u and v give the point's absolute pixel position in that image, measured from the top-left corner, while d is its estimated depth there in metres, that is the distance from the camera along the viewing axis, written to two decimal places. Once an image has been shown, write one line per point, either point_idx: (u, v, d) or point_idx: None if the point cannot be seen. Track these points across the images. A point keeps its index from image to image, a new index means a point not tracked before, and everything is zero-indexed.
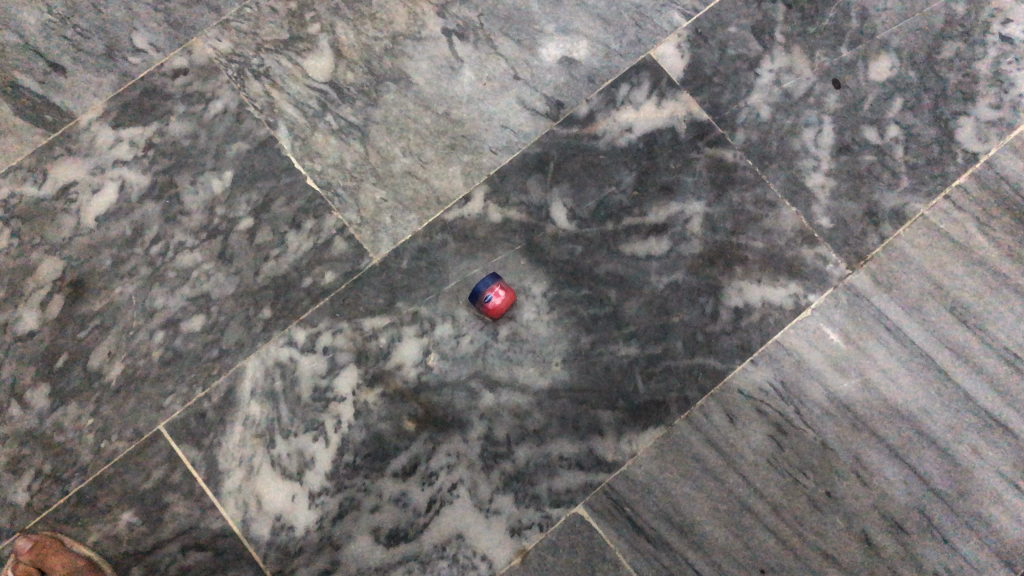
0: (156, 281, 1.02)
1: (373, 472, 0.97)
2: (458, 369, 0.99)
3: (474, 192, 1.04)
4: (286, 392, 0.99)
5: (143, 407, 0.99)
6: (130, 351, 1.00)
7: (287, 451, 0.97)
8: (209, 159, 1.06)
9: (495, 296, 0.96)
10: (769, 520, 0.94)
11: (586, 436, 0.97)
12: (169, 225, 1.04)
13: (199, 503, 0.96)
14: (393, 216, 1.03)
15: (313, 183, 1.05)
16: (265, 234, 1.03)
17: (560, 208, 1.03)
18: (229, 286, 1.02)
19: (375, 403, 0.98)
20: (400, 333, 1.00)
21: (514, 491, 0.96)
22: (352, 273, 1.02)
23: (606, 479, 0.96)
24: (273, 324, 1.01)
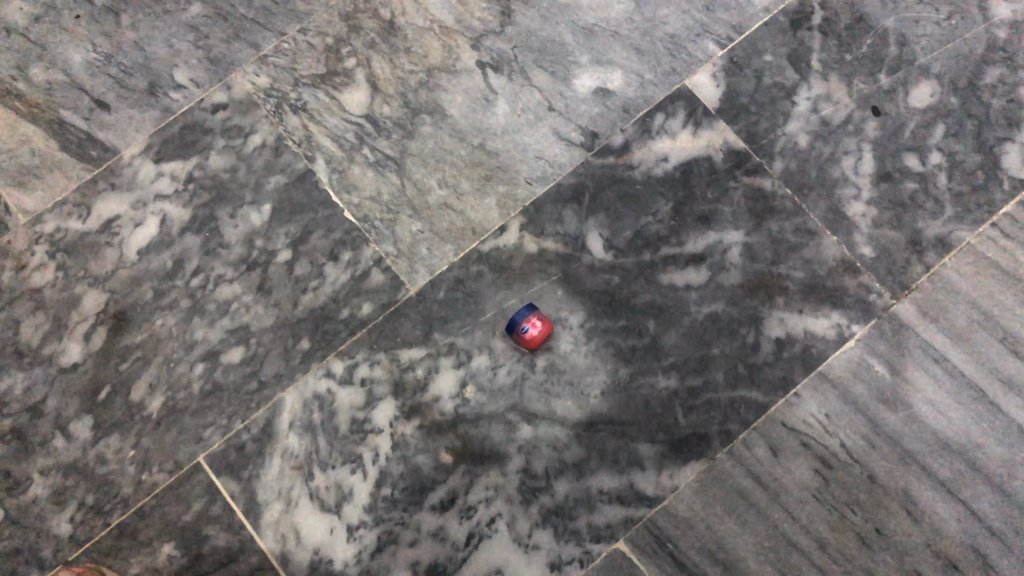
0: (196, 313, 1.03)
1: (412, 506, 0.96)
2: (496, 401, 0.98)
3: (510, 223, 1.04)
4: (324, 424, 0.99)
5: (183, 439, 0.99)
6: (171, 382, 1.01)
7: (325, 484, 0.97)
8: (248, 192, 1.07)
9: (531, 327, 0.96)
10: (816, 557, 0.92)
11: (626, 470, 0.95)
12: (209, 257, 1.05)
13: (239, 535, 0.96)
14: (429, 248, 1.04)
15: (350, 215, 1.05)
16: (303, 267, 1.04)
17: (597, 238, 1.03)
18: (267, 318, 1.03)
19: (413, 435, 0.98)
20: (437, 365, 1.00)
21: (553, 526, 0.95)
22: (389, 305, 1.02)
23: (647, 514, 0.94)
24: (311, 356, 1.01)
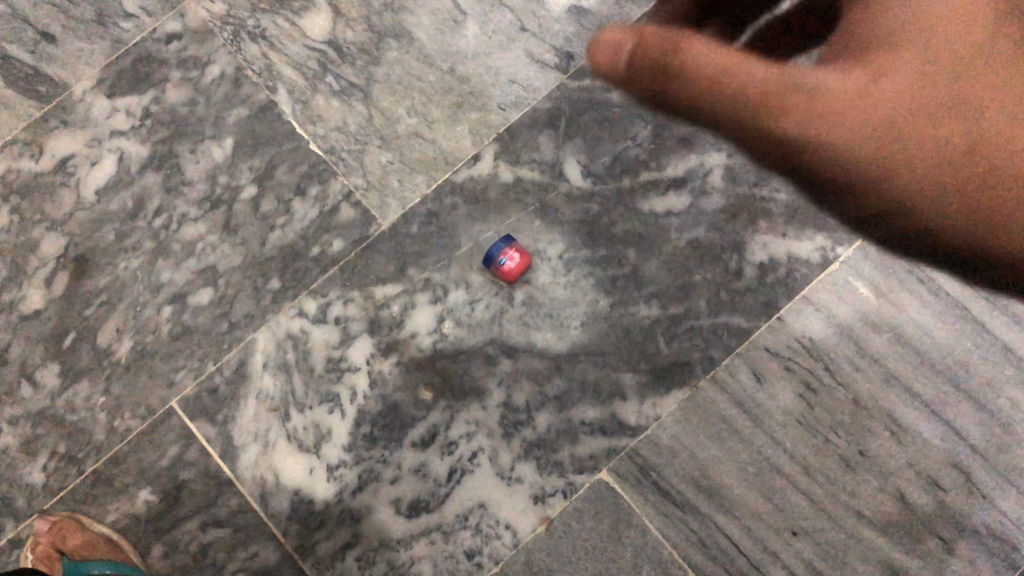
0: (161, 255, 1.00)
1: (392, 443, 0.95)
2: (474, 336, 0.96)
3: (484, 151, 1.00)
4: (299, 364, 0.96)
5: (154, 384, 0.97)
6: (139, 326, 0.98)
7: (303, 424, 0.95)
8: (208, 127, 1.02)
9: (509, 260, 0.93)
10: (799, 481, 0.91)
11: (608, 400, 0.94)
12: (171, 196, 1.01)
13: (217, 479, 0.94)
14: (400, 180, 1.00)
15: (317, 148, 1.01)
16: (270, 203, 1.00)
17: (574, 165, 0.99)
18: (235, 258, 0.99)
19: (391, 373, 0.96)
20: (412, 301, 0.97)
21: (536, 458, 0.94)
22: (361, 240, 0.99)
23: (630, 444, 0.93)
24: (282, 295, 0.98)
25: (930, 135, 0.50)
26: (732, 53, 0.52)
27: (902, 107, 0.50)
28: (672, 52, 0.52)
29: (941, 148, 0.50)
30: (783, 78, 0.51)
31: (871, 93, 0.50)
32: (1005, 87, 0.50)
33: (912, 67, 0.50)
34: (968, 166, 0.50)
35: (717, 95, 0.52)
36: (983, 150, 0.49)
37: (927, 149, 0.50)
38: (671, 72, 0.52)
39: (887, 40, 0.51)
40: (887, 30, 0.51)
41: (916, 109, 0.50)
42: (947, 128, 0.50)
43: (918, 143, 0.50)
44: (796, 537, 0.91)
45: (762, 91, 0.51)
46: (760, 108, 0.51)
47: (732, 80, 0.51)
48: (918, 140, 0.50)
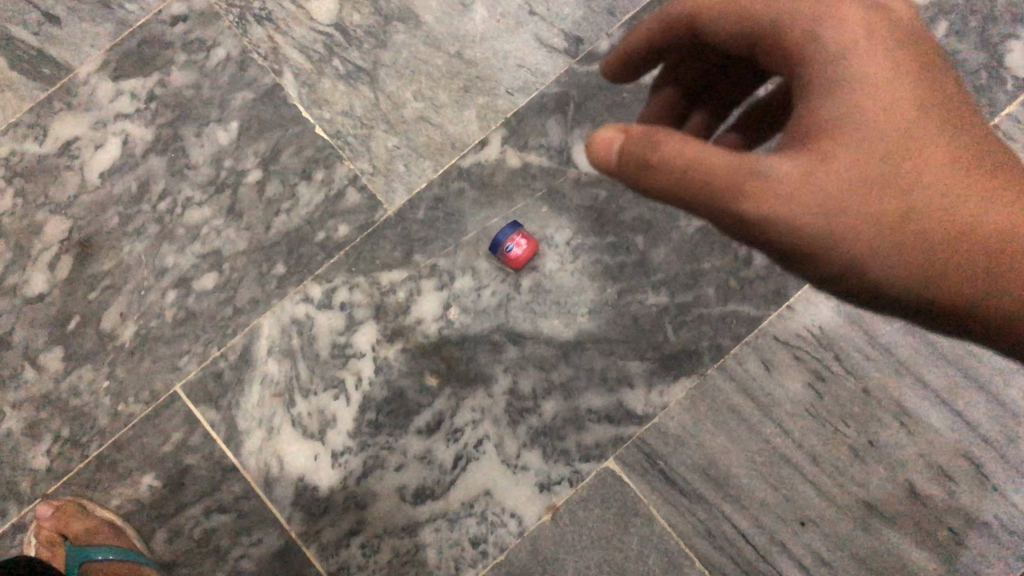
0: (165, 239, 0.99)
1: (397, 430, 0.94)
2: (480, 323, 0.95)
3: (491, 136, 0.99)
4: (303, 349, 0.96)
5: (158, 369, 0.96)
6: (143, 311, 0.98)
7: (307, 410, 0.94)
8: (213, 110, 1.01)
9: (515, 246, 0.93)
10: (808, 470, 0.91)
11: (615, 388, 0.93)
12: (176, 180, 1.00)
13: (221, 464, 0.94)
14: (406, 165, 0.99)
15: (323, 132, 1.00)
16: (275, 187, 0.99)
17: (582, 151, 0.98)
18: (240, 242, 0.99)
19: (396, 359, 0.95)
20: (418, 287, 0.96)
21: (542, 446, 0.93)
22: (367, 225, 0.98)
23: (637, 432, 0.93)
24: (287, 280, 0.97)
25: (890, 206, 0.56)
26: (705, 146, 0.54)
27: (860, 185, 0.55)
28: (649, 150, 0.56)
29: (901, 217, 0.56)
30: (756, 164, 0.54)
31: (833, 176, 0.55)
32: (940, 157, 0.57)
33: (863, 147, 0.56)
34: (925, 229, 0.56)
35: (699, 188, 0.55)
36: (937, 213, 0.56)
37: (892, 218, 0.55)
38: (651, 166, 0.56)
39: (840, 124, 0.56)
40: (836, 119, 0.56)
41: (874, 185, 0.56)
42: (902, 198, 0.56)
43: (883, 214, 0.56)
44: (804, 527, 0.90)
45: (740, 174, 0.54)
46: (741, 190, 0.54)
47: (708, 172, 0.54)
48: (885, 210, 0.56)
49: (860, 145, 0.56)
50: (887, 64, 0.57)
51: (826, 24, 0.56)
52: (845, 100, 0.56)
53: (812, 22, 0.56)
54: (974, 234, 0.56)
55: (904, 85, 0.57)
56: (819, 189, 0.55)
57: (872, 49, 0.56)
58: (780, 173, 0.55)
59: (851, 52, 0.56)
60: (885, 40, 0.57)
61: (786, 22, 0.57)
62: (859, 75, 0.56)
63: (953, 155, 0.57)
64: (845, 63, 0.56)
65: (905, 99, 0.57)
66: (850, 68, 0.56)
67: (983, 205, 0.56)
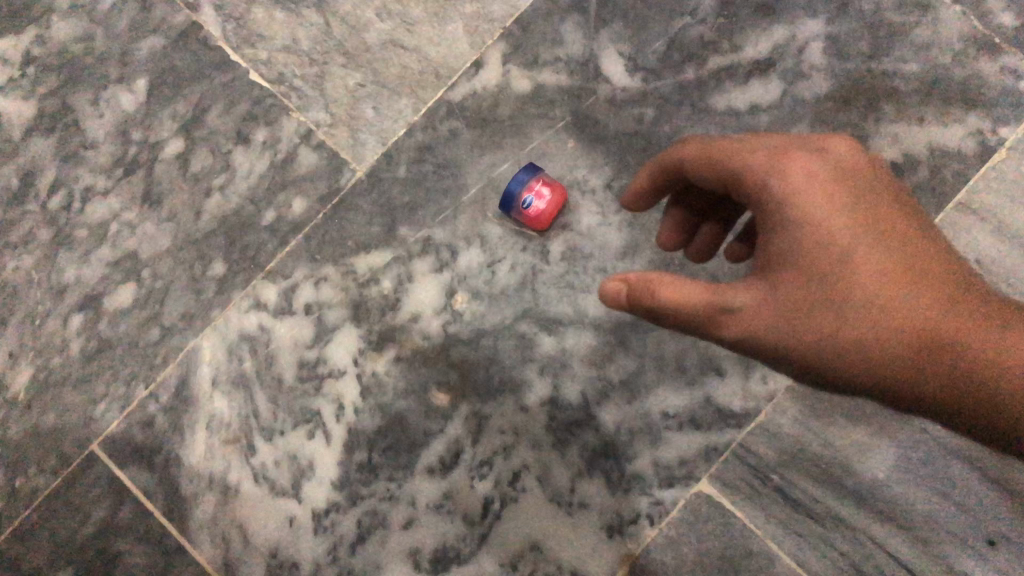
0: (61, 246, 0.71)
1: (399, 472, 0.67)
2: (499, 311, 0.68)
3: (487, 55, 0.72)
4: (261, 375, 0.69)
5: (66, 424, 0.69)
6: (40, 347, 0.70)
7: (274, 458, 0.68)
8: (111, 67, 0.73)
9: (536, 199, 0.66)
10: (994, 466, 0.60)
11: (699, 380, 0.65)
12: (69, 165, 0.72)
13: (163, 546, 0.67)
14: (376, 107, 0.72)
15: (259, 78, 0.73)
16: (202, 159, 0.72)
17: (613, 59, 0.72)
18: (162, 239, 0.71)
19: (389, 375, 0.68)
20: (409, 272, 0.70)
21: (604, 472, 0.65)
22: (330, 195, 0.71)
23: (737, 438, 0.64)
24: (229, 282, 0.71)
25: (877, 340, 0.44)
26: (672, 282, 0.47)
27: (841, 319, 0.44)
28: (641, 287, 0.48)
29: (891, 357, 0.44)
30: (721, 299, 0.46)
31: (805, 316, 0.45)
32: (937, 281, 0.45)
33: (841, 283, 0.44)
34: (924, 366, 0.44)
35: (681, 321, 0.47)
36: (935, 348, 0.44)
37: (878, 358, 0.44)
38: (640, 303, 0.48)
39: (808, 258, 0.45)
40: (806, 248, 0.45)
41: (855, 322, 0.44)
42: (895, 336, 0.44)
43: (868, 355, 0.44)
44: (994, 549, 0.60)
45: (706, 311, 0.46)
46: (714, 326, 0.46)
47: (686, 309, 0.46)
48: (870, 349, 0.44)
49: (837, 281, 0.44)
50: (860, 195, 0.46)
51: (783, 157, 0.46)
52: (814, 234, 0.45)
53: (762, 157, 0.46)
54: (990, 366, 0.44)
55: (882, 206, 0.46)
56: (786, 332, 0.45)
57: (846, 176, 0.46)
58: (742, 314, 0.45)
59: (812, 183, 0.45)
60: (853, 165, 0.47)
61: (736, 158, 0.47)
62: (825, 207, 0.45)
63: (953, 279, 0.46)
64: (806, 193, 0.45)
65: (887, 221, 0.46)
66: (814, 200, 0.45)
67: (994, 334, 0.44)
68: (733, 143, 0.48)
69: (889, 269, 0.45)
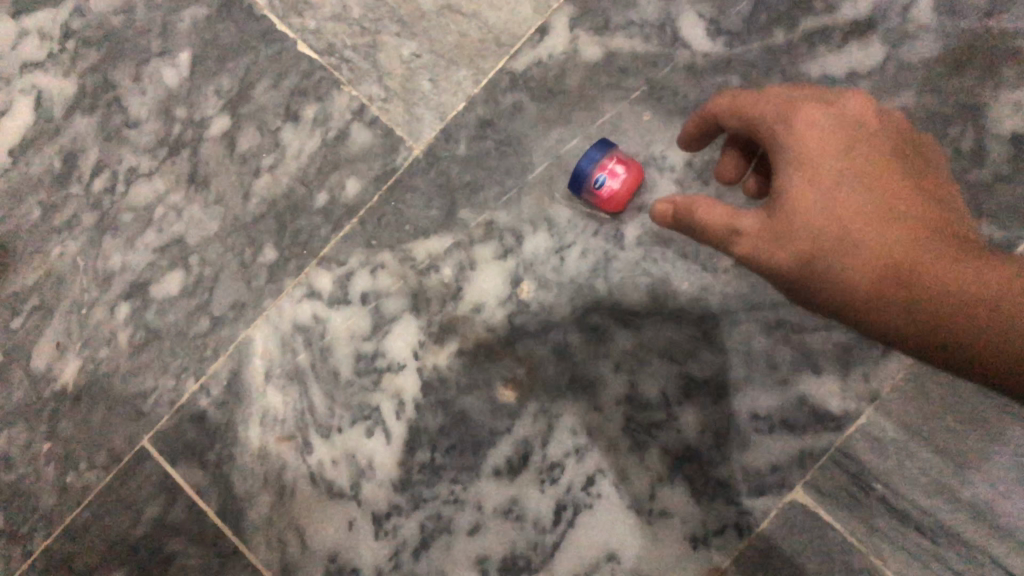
0: (106, 232, 0.68)
1: (465, 474, 0.63)
2: (570, 302, 0.64)
3: (553, 19, 0.66)
4: (316, 369, 0.65)
5: (116, 419, 0.66)
6: (87, 338, 0.67)
7: (331, 457, 0.64)
8: (153, 39, 0.69)
9: (609, 177, 0.60)
10: None
11: (791, 378, 0.60)
12: (112, 145, 0.68)
13: (217, 547, 0.64)
14: (433, 79, 0.67)
15: (308, 50, 0.68)
16: (249, 137, 0.68)
17: (693, 22, 0.65)
18: (209, 223, 0.67)
19: (452, 369, 0.64)
20: (471, 258, 0.65)
21: (688, 478, 0.60)
22: (386, 175, 0.67)
23: (836, 444, 0.59)
24: (281, 270, 0.67)
25: (856, 264, 0.48)
26: (703, 204, 0.52)
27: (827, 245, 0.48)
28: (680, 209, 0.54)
29: (861, 281, 0.48)
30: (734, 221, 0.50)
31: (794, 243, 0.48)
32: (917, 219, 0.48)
33: (825, 214, 0.48)
34: (889, 290, 0.47)
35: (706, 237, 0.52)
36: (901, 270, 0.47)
37: (850, 282, 0.48)
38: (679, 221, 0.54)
39: (802, 187, 0.48)
40: (804, 183, 0.48)
41: (835, 250, 0.48)
42: (869, 260, 0.47)
43: (841, 278, 0.48)
44: None
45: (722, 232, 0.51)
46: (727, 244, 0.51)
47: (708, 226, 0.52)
48: (846, 274, 0.48)
49: (821, 213, 0.48)
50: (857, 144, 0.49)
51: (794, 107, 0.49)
52: (806, 169, 0.48)
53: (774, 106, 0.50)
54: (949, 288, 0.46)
55: (880, 154, 0.49)
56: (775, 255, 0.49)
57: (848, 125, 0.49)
58: (744, 236, 0.50)
59: (811, 125, 0.49)
60: (859, 117, 0.50)
61: (752, 108, 0.52)
62: (818, 147, 0.48)
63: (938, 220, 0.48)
64: (803, 132, 0.49)
65: (882, 166, 0.49)
66: (812, 142, 0.48)
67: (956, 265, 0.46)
68: (754, 96, 0.52)
69: (873, 206, 0.48)
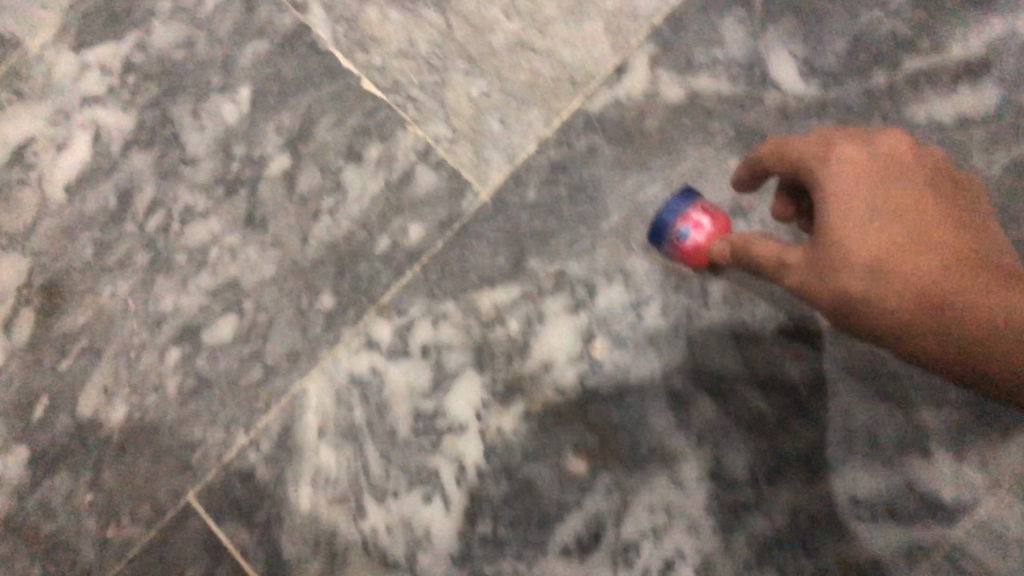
0: (158, 273, 0.65)
1: (529, 548, 0.58)
2: (647, 364, 0.59)
3: (633, 58, 0.62)
4: (373, 427, 0.61)
5: (162, 471, 0.63)
6: (135, 384, 0.64)
7: (386, 523, 0.60)
8: (214, 74, 0.66)
9: (693, 229, 0.55)
10: None
11: (896, 461, 0.55)
12: (168, 183, 0.66)
13: None
14: (503, 120, 0.63)
15: (373, 87, 0.65)
16: (309, 178, 0.65)
17: (785, 62, 0.60)
18: (265, 267, 0.64)
19: (517, 433, 0.59)
20: (540, 312, 0.61)
21: (779, 566, 0.55)
22: (451, 221, 0.63)
23: (946, 536, 0.54)
24: (338, 319, 0.63)
25: (899, 297, 0.43)
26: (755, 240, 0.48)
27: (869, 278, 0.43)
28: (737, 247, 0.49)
29: (898, 320, 0.43)
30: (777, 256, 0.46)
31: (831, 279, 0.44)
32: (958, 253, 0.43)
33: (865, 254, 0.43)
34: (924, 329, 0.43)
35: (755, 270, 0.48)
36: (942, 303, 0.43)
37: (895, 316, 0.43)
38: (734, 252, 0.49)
39: (842, 220, 0.43)
40: (843, 215, 0.43)
41: (873, 287, 0.43)
42: (912, 292, 0.43)
43: (883, 311, 0.43)
44: None
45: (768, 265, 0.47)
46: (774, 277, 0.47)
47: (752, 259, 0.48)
48: (886, 308, 0.43)
49: (859, 248, 0.43)
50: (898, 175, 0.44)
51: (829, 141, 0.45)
52: (844, 207, 0.43)
53: (809, 142, 0.46)
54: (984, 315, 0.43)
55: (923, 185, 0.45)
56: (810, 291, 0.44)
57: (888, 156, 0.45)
58: (789, 271, 0.45)
59: (847, 162, 0.44)
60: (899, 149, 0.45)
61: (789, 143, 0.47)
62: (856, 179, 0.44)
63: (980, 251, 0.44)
64: (838, 173, 0.44)
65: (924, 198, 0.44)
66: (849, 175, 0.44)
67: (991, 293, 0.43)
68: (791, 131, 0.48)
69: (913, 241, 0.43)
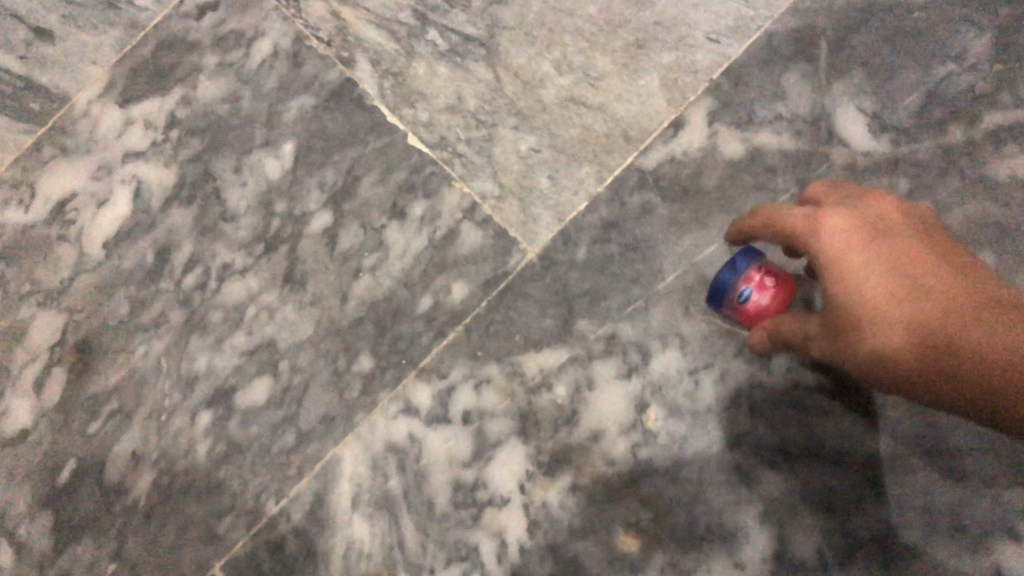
0: (193, 332, 0.63)
1: None
2: (705, 435, 0.54)
3: (690, 112, 0.59)
4: (410, 497, 0.57)
5: (187, 541, 0.60)
6: (165, 447, 0.61)
7: None
8: (258, 130, 0.65)
9: (755, 290, 0.52)
10: None
11: (983, 545, 0.49)
12: (207, 239, 0.64)
13: None
14: (552, 176, 0.60)
15: (419, 142, 0.63)
16: (351, 235, 0.62)
17: (852, 116, 0.57)
18: (303, 326, 0.62)
19: (564, 508, 0.55)
20: (590, 377, 0.57)
21: None
22: (496, 280, 0.60)
23: None
24: (376, 381, 0.60)
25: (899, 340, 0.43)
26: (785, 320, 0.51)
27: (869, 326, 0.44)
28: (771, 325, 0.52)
29: (908, 368, 0.43)
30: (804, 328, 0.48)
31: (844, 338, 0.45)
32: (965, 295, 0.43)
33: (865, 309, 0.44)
34: (940, 372, 0.42)
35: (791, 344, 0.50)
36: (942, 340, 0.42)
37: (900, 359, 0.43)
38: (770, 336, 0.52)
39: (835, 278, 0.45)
40: (837, 273, 0.45)
41: (870, 331, 0.44)
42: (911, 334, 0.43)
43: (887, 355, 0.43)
44: None
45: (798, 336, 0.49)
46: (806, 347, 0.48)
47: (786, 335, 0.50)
48: (888, 350, 0.43)
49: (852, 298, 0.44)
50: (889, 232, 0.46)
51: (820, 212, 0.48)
52: (836, 266, 0.45)
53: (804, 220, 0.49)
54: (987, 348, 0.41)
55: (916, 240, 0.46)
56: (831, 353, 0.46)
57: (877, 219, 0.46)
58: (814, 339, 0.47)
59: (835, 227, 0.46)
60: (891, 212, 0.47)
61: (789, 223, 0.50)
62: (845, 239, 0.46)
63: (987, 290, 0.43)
64: (825, 238, 0.46)
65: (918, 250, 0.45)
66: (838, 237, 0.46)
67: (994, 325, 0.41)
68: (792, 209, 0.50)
69: (908, 290, 0.44)
